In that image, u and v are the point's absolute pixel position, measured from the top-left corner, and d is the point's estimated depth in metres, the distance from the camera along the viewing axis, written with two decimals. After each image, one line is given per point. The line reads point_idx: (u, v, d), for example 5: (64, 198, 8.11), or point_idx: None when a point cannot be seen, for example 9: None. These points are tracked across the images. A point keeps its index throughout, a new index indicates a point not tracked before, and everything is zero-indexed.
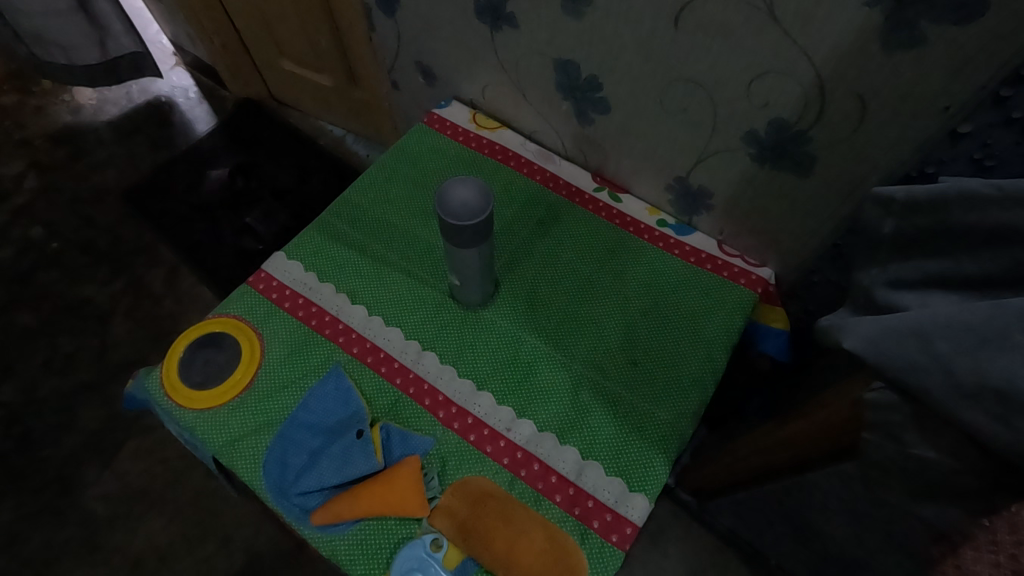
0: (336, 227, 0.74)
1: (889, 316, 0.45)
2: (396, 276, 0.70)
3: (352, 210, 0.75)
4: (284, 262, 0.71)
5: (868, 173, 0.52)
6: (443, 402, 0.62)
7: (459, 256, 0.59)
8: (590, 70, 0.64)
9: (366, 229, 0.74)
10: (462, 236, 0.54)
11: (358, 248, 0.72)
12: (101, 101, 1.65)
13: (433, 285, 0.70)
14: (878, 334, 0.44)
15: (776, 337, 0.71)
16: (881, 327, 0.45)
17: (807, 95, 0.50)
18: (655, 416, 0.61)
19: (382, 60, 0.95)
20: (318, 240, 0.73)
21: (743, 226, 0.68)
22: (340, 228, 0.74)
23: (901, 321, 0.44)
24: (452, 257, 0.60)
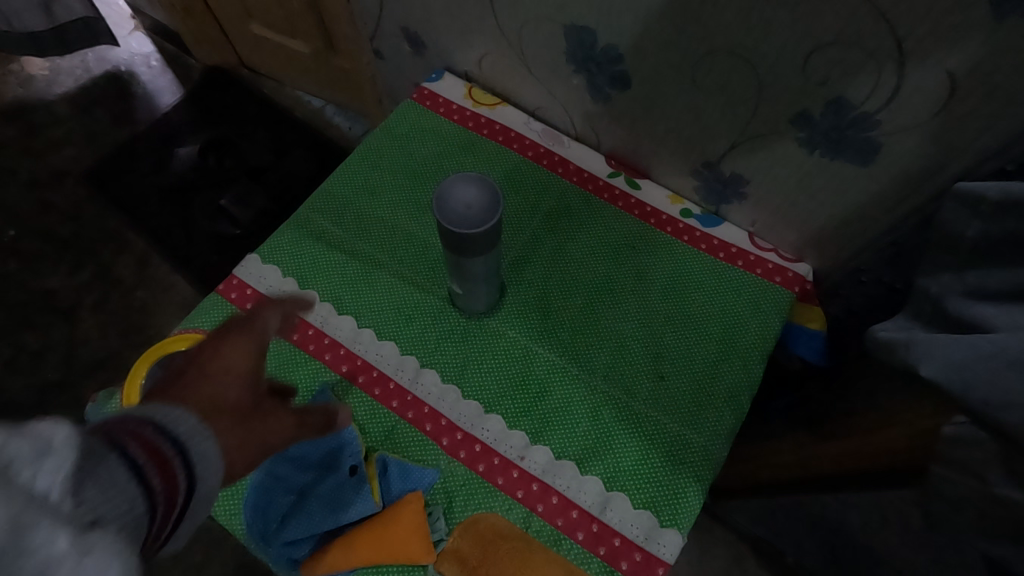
0: (316, 224, 0.65)
1: (976, 336, 0.38)
2: (388, 281, 0.62)
3: (336, 205, 0.66)
4: (259, 266, 0.62)
5: (946, 164, 0.44)
6: (446, 428, 0.55)
7: (461, 262, 0.51)
8: (609, 38, 0.55)
9: (353, 226, 0.65)
10: (464, 244, 0.46)
11: (343, 248, 0.64)
12: (54, 71, 1.51)
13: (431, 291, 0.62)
14: (965, 359, 0.37)
15: (811, 339, 0.64)
16: (971, 351, 0.37)
17: (881, 71, 0.41)
18: (686, 438, 0.54)
19: (362, 26, 0.84)
20: (298, 239, 0.64)
21: (782, 216, 0.60)
22: (322, 225, 0.65)
23: (997, 346, 0.36)
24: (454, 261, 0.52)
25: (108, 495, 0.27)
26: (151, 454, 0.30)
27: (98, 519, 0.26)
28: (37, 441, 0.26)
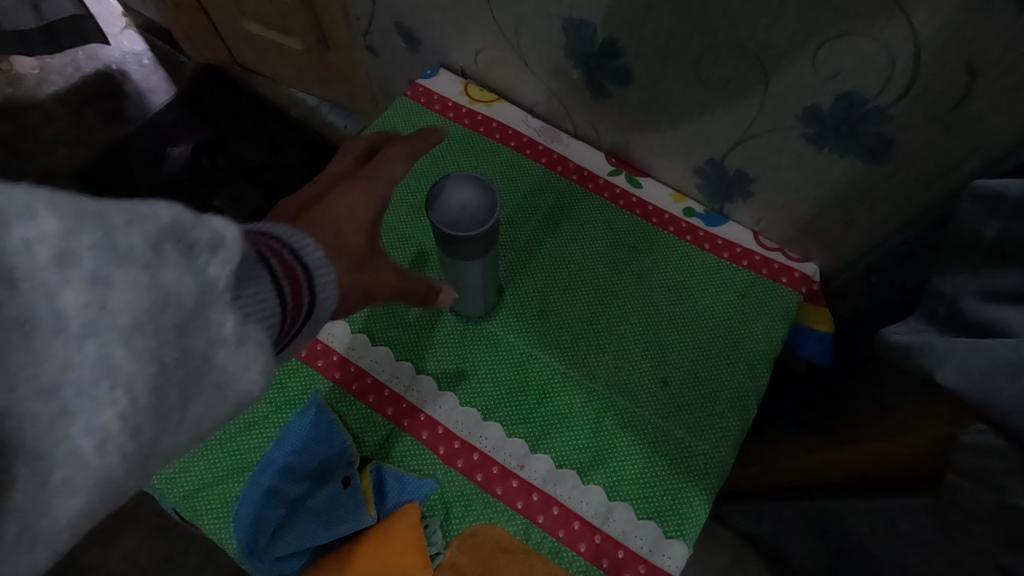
0: None
1: (995, 339, 0.36)
2: None
3: None
4: None
5: (961, 161, 0.42)
6: (443, 436, 0.53)
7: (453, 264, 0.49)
8: (609, 31, 0.53)
9: None
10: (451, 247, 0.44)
11: None
12: (44, 70, 1.48)
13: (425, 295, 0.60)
14: (983, 365, 0.35)
15: (818, 341, 0.62)
16: (989, 356, 0.35)
17: (895, 62, 0.40)
18: (691, 445, 0.52)
19: (355, 21, 0.82)
20: None
21: (788, 215, 0.58)
22: None
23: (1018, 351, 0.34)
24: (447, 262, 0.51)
25: (259, 299, 0.28)
26: (287, 272, 0.31)
27: (254, 314, 0.27)
28: (208, 230, 0.24)
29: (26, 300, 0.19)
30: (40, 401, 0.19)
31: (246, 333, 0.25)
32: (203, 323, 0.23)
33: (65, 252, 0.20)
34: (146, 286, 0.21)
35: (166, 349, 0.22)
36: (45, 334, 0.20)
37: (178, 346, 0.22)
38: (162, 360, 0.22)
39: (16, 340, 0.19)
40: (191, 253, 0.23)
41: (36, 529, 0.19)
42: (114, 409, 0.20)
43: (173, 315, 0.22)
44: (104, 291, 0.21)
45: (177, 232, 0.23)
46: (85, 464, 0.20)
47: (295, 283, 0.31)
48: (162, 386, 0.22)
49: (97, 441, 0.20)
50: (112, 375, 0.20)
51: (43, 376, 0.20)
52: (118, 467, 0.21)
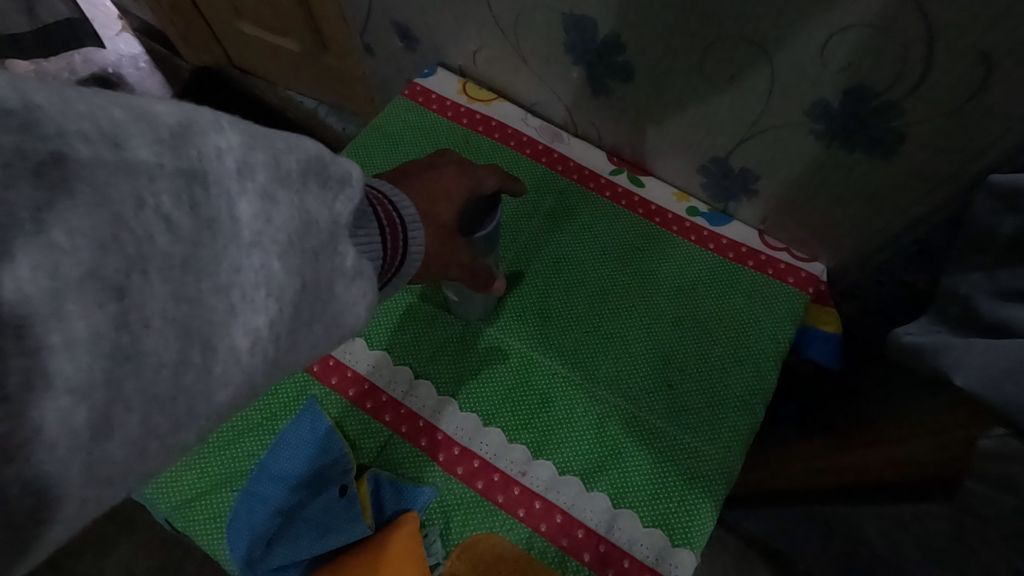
0: None
1: (1013, 340, 0.35)
2: None
3: None
4: None
5: (974, 156, 0.41)
6: (442, 442, 0.52)
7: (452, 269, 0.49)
8: (611, 27, 0.52)
9: None
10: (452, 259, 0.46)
11: None
12: (39, 73, 1.47)
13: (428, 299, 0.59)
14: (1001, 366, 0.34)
15: (825, 342, 0.61)
16: (1007, 356, 0.34)
17: (907, 53, 0.38)
18: (697, 450, 0.51)
19: (351, 20, 0.81)
20: None
21: (794, 213, 0.56)
22: None
23: None
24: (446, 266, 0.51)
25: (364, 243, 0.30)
26: (389, 220, 0.34)
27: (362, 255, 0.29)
28: (339, 172, 0.26)
29: (214, 203, 0.20)
30: (216, 296, 0.20)
31: (363, 268, 0.26)
32: (333, 251, 0.25)
33: (246, 166, 0.21)
34: (300, 208, 0.23)
35: (309, 268, 0.23)
36: (223, 235, 0.20)
37: (317, 269, 0.24)
38: (306, 278, 0.23)
39: (205, 238, 0.20)
40: (326, 187, 0.25)
41: (193, 411, 0.20)
42: (266, 315, 0.21)
43: (315, 237, 0.23)
44: (276, 203, 0.22)
45: (319, 165, 0.25)
46: (239, 361, 0.21)
47: (395, 232, 0.34)
48: (303, 302, 0.23)
49: (251, 340, 0.21)
50: (273, 285, 0.22)
51: (218, 273, 0.20)
52: (257, 368, 0.22)
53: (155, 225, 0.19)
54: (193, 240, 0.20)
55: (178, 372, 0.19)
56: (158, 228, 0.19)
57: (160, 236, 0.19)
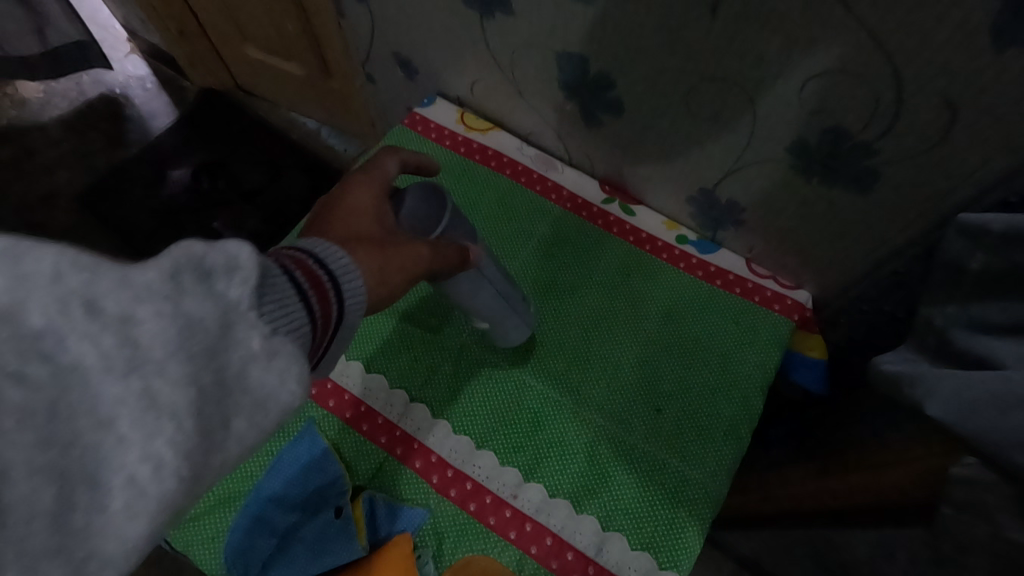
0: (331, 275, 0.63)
1: (983, 374, 0.36)
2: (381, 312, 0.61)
3: None
4: None
5: (944, 196, 0.43)
6: (436, 465, 0.53)
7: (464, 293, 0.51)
8: (601, 65, 0.54)
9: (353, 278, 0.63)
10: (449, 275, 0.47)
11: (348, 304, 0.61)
12: (49, 94, 1.50)
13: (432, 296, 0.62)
14: (970, 399, 0.36)
15: (811, 368, 0.62)
16: (978, 391, 0.35)
17: (879, 99, 0.40)
18: (684, 474, 0.52)
19: (354, 51, 0.84)
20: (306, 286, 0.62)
21: (780, 243, 0.58)
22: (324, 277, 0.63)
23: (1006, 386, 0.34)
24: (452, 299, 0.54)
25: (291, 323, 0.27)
26: (314, 284, 0.30)
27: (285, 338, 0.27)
28: (224, 253, 0.25)
29: (67, 348, 0.21)
30: (98, 434, 0.21)
31: (275, 345, 0.25)
32: (231, 343, 0.24)
33: (92, 302, 0.21)
34: (172, 316, 0.23)
35: (201, 371, 0.23)
36: (94, 372, 0.21)
37: (214, 369, 0.23)
38: (203, 382, 0.23)
39: (72, 382, 0.21)
40: (209, 280, 0.24)
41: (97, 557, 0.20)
42: (157, 436, 0.21)
43: (202, 337, 0.23)
44: (155, 323, 0.22)
45: (192, 261, 0.24)
46: (143, 489, 0.21)
47: (322, 294, 0.31)
48: (202, 408, 0.23)
49: (149, 466, 0.21)
50: (161, 405, 0.22)
51: (91, 412, 0.21)
52: (175, 491, 0.21)
53: (6, 384, 0.20)
54: (53, 388, 0.20)
55: (62, 519, 0.20)
56: (11, 385, 0.20)
57: (13, 393, 0.20)
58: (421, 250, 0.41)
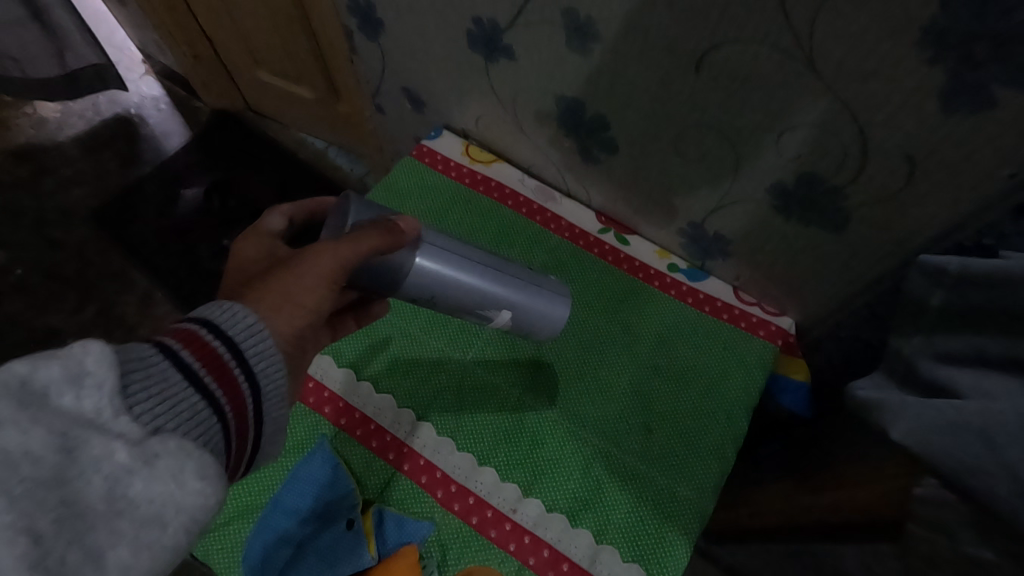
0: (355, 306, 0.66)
1: (942, 403, 0.40)
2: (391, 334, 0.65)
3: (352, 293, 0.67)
4: None
5: (909, 237, 0.47)
6: (441, 480, 0.57)
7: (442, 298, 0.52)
8: (597, 109, 0.59)
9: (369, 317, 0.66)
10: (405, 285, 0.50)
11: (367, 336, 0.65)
12: (66, 113, 1.55)
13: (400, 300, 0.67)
14: (929, 425, 0.39)
15: (795, 389, 0.66)
16: (936, 418, 0.39)
17: (847, 150, 0.45)
18: (673, 491, 0.56)
19: (365, 84, 0.88)
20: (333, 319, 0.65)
21: (764, 273, 0.62)
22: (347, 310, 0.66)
23: (960, 414, 0.38)
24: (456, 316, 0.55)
25: (171, 409, 0.33)
26: (200, 367, 0.36)
27: (167, 427, 0.32)
28: (71, 379, 0.30)
29: None
30: None
31: (125, 461, 0.29)
32: (71, 470, 0.28)
33: None
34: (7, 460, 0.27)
35: (35, 505, 0.27)
36: None
37: (53, 501, 0.27)
38: (39, 519, 0.27)
39: None
40: (45, 413, 0.28)
41: None
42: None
43: (34, 468, 0.27)
44: None
45: (28, 401, 0.28)
46: None
47: (216, 365, 0.36)
48: (42, 541, 0.26)
49: None
50: None
51: None
52: None
53: None
54: None
55: None
56: None
57: None
58: (326, 250, 0.43)
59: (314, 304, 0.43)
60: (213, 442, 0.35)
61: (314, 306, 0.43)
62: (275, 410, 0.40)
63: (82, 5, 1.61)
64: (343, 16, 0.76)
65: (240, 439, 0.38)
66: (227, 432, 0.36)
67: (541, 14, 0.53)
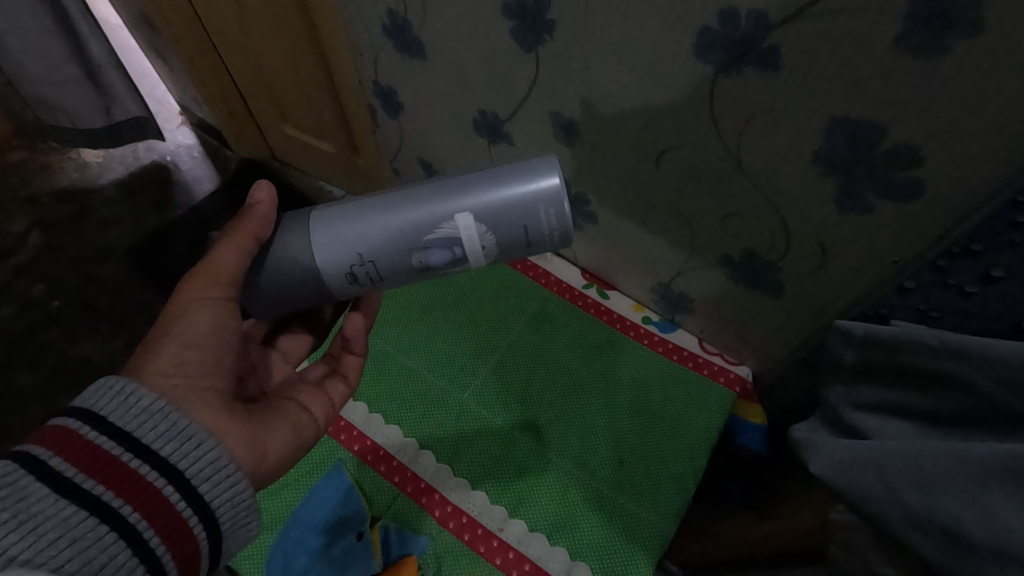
0: (394, 374, 0.75)
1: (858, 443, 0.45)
2: (410, 382, 0.74)
3: (392, 361, 0.76)
4: None
5: (829, 304, 0.57)
6: (440, 501, 0.66)
7: (371, 252, 0.47)
8: (580, 187, 0.70)
9: (405, 386, 0.74)
10: (325, 265, 0.48)
11: (404, 398, 0.73)
12: (107, 159, 1.62)
13: (382, 322, 0.80)
14: (843, 461, 0.44)
15: (753, 431, 0.75)
16: (848, 455, 0.44)
17: (774, 233, 0.55)
18: (640, 517, 0.64)
19: (386, 151, 1.02)
20: (374, 385, 0.74)
21: (721, 328, 0.72)
22: (389, 375, 0.75)
23: (862, 451, 0.43)
24: (424, 264, 0.48)
25: (23, 533, 0.30)
26: (82, 466, 0.34)
27: (20, 554, 0.30)
28: None
29: None
30: None
31: None
32: None
33: None
34: None
35: None
36: None
37: None
38: None
39: None
40: None
41: None
42: None
43: None
44: None
45: None
46: None
47: (97, 459, 0.34)
48: None
49: None
50: None
51: None
52: None
53: None
54: None
55: None
56: None
57: None
58: (186, 282, 0.45)
59: (183, 335, 0.43)
60: (105, 544, 0.32)
61: (189, 337, 0.43)
62: (212, 487, 0.38)
63: (127, 60, 1.71)
64: (369, 98, 0.89)
65: (164, 531, 0.35)
66: (128, 527, 0.34)
67: (534, 113, 0.65)
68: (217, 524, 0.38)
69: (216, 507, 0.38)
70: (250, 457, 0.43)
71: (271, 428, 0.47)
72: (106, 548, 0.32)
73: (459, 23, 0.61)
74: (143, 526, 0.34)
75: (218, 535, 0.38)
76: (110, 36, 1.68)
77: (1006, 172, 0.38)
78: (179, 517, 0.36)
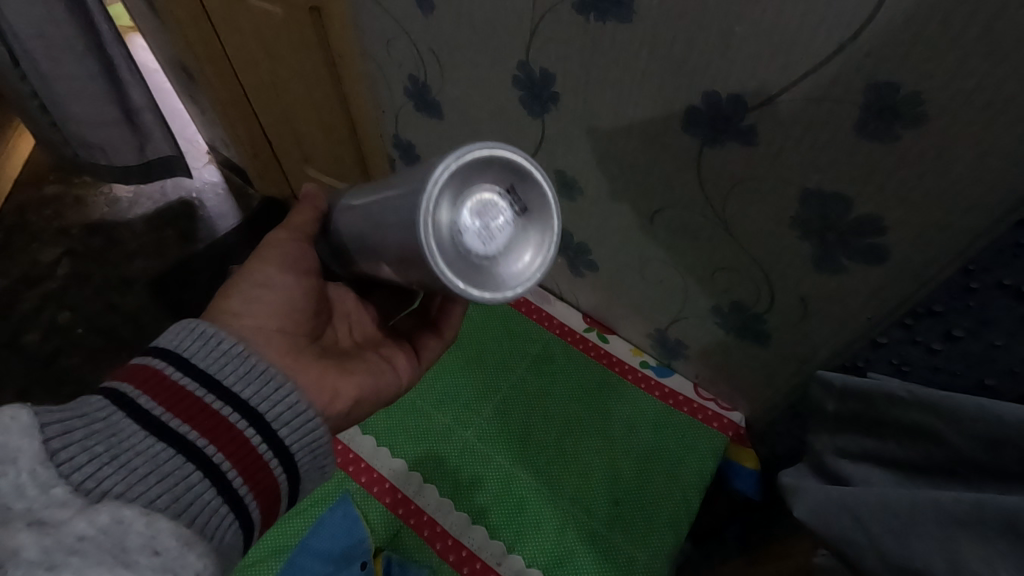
0: (408, 408, 0.79)
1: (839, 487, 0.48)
2: (433, 415, 0.78)
3: (414, 395, 0.80)
4: None
5: (813, 353, 0.61)
6: (441, 533, 0.69)
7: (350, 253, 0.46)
8: (581, 239, 0.75)
9: (428, 420, 0.78)
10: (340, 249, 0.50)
11: (427, 427, 0.77)
12: (137, 194, 1.67)
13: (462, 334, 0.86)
14: (827, 507, 0.46)
15: (747, 476, 0.77)
16: (831, 501, 0.46)
17: (760, 287, 0.59)
18: (636, 557, 0.67)
19: None
20: (391, 416, 0.78)
21: (714, 375, 0.76)
22: (406, 407, 0.79)
23: (848, 498, 0.45)
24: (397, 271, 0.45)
25: (119, 466, 0.34)
26: (170, 406, 0.38)
27: (117, 487, 0.33)
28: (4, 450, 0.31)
29: None
30: None
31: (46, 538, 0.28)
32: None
33: None
34: None
35: None
36: None
37: None
38: None
39: None
40: None
41: None
42: None
43: None
44: None
45: None
46: None
47: (182, 400, 0.38)
48: None
49: None
50: None
51: None
52: None
53: None
54: None
55: None
56: None
57: None
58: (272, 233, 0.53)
59: (255, 279, 0.49)
60: (191, 482, 0.36)
61: (260, 280, 0.49)
62: (290, 431, 0.42)
63: (162, 102, 1.78)
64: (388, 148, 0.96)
65: (245, 471, 0.39)
66: (212, 466, 0.37)
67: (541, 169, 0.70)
68: (293, 465, 0.42)
69: (294, 449, 0.42)
70: (319, 394, 0.48)
71: (345, 373, 0.51)
72: (192, 485, 0.36)
73: (473, 88, 0.67)
74: (225, 465, 0.38)
75: (294, 476, 0.43)
76: (147, 80, 1.79)
77: (960, 244, 0.43)
78: (258, 454, 0.40)
